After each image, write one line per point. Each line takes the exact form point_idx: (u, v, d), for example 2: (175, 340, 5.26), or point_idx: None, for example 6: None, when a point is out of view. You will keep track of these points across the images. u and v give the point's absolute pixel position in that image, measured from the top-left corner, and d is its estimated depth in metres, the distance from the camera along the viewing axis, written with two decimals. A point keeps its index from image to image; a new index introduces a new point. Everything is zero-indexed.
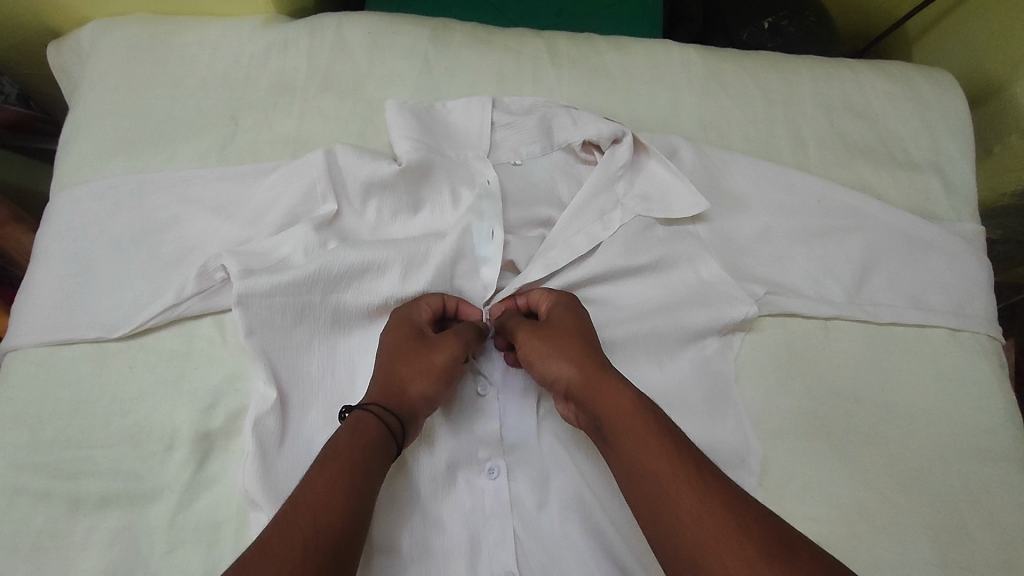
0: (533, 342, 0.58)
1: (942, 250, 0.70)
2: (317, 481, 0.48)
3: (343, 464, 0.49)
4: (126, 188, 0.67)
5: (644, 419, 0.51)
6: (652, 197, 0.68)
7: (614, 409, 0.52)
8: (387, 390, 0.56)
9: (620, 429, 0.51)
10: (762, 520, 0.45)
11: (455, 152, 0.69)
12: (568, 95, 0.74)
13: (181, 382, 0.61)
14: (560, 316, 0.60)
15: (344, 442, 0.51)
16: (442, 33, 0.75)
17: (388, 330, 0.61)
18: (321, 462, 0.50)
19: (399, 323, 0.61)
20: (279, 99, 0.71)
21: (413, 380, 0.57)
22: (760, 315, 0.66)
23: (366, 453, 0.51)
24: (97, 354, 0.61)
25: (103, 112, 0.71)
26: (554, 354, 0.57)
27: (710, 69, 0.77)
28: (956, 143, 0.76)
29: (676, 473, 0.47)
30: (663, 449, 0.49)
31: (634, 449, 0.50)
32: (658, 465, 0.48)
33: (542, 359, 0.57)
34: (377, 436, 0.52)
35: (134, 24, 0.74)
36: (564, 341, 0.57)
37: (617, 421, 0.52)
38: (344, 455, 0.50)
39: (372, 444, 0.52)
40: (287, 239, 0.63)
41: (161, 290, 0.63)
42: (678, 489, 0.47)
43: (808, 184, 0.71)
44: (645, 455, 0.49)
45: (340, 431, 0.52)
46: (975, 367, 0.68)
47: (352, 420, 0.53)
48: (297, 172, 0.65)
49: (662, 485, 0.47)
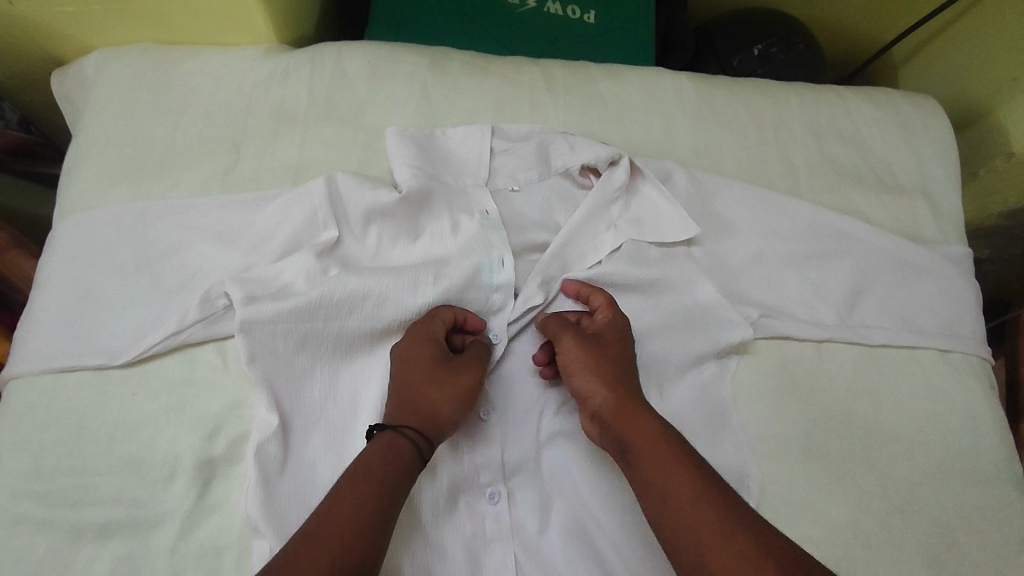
0: (576, 354, 0.60)
1: (931, 273, 0.72)
2: (347, 500, 0.50)
3: (372, 485, 0.52)
4: (130, 214, 0.68)
5: (670, 446, 0.54)
6: (645, 217, 0.71)
7: (641, 434, 0.55)
8: (416, 413, 0.57)
9: (646, 454, 0.54)
10: (777, 547, 0.48)
11: (455, 180, 0.71)
12: (564, 122, 0.76)
13: (183, 409, 0.61)
14: (606, 333, 0.62)
15: (375, 464, 0.53)
16: (440, 61, 0.77)
17: (408, 346, 0.60)
18: (353, 479, 0.52)
19: (418, 338, 0.61)
20: (281, 127, 0.72)
21: (442, 402, 0.58)
22: (755, 338, 0.68)
23: (393, 477, 0.53)
24: (98, 381, 0.62)
25: (107, 140, 0.72)
26: (598, 371, 0.59)
27: (702, 96, 0.78)
28: (942, 167, 0.78)
29: (699, 499, 0.50)
30: (688, 476, 0.52)
31: (659, 473, 0.52)
32: (682, 491, 0.51)
33: (585, 372, 0.59)
34: (408, 461, 0.54)
35: (138, 54, 0.75)
36: (605, 359, 0.60)
37: (644, 445, 0.54)
38: (374, 476, 0.52)
39: (399, 468, 0.53)
40: (289, 266, 0.64)
41: (164, 317, 0.63)
42: (700, 514, 0.50)
43: (800, 209, 0.72)
44: (671, 478, 0.52)
45: (371, 450, 0.54)
46: (965, 388, 0.69)
47: (383, 441, 0.55)
48: (299, 199, 0.67)
49: (685, 510, 0.50)
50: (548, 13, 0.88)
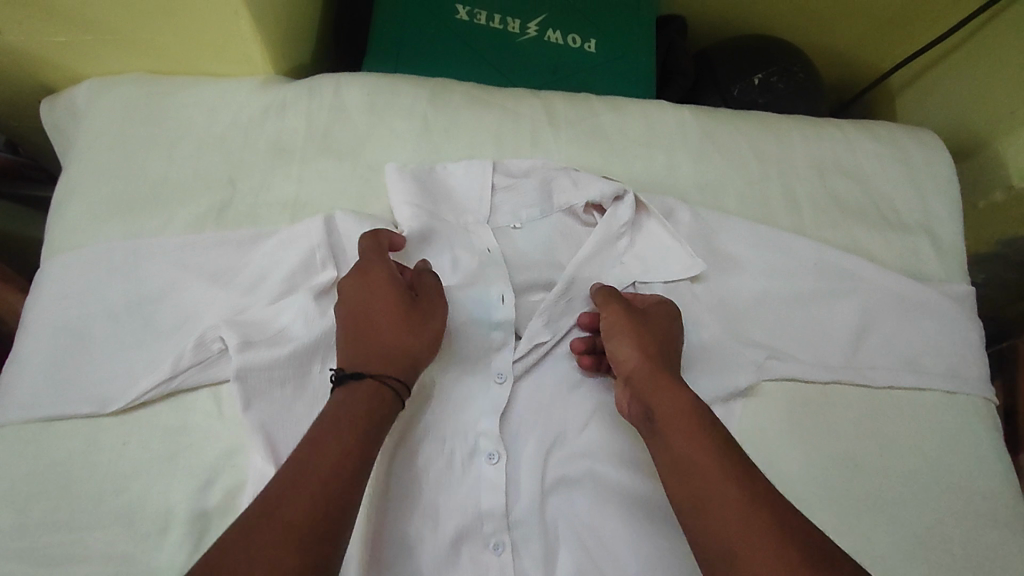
0: (619, 322, 0.61)
1: (934, 313, 0.72)
2: (330, 445, 0.50)
3: (356, 433, 0.51)
4: (121, 253, 0.66)
5: (701, 420, 0.53)
6: (648, 253, 0.70)
7: (671, 406, 0.55)
8: (392, 359, 0.56)
9: (674, 424, 0.54)
10: (802, 529, 0.47)
11: (456, 217, 0.70)
12: (566, 157, 0.75)
13: (177, 458, 0.59)
14: (655, 313, 0.63)
15: (354, 407, 0.53)
16: (440, 93, 0.76)
17: (370, 293, 0.58)
18: (331, 421, 0.51)
19: (381, 283, 0.59)
20: (277, 161, 0.71)
21: (417, 346, 0.58)
22: (760, 380, 0.67)
23: (373, 417, 0.53)
24: (88, 429, 0.60)
25: (97, 174, 0.69)
26: (637, 339, 0.60)
27: (705, 130, 0.78)
28: (943, 204, 0.78)
29: (726, 472, 0.50)
30: (716, 449, 0.51)
31: (685, 442, 0.52)
32: (707, 463, 0.50)
33: (623, 338, 0.60)
34: (391, 404, 0.55)
35: (130, 84, 0.73)
36: (648, 331, 0.61)
37: (674, 415, 0.54)
38: (359, 419, 0.52)
39: (381, 411, 0.54)
40: (286, 308, 0.62)
41: (156, 362, 0.61)
42: (725, 487, 0.49)
43: (804, 247, 0.72)
44: (698, 446, 0.52)
45: (348, 397, 0.53)
46: (967, 430, 0.70)
47: (365, 390, 0.54)
48: (295, 237, 0.65)
49: (711, 480, 0.50)
50: (548, 42, 0.87)
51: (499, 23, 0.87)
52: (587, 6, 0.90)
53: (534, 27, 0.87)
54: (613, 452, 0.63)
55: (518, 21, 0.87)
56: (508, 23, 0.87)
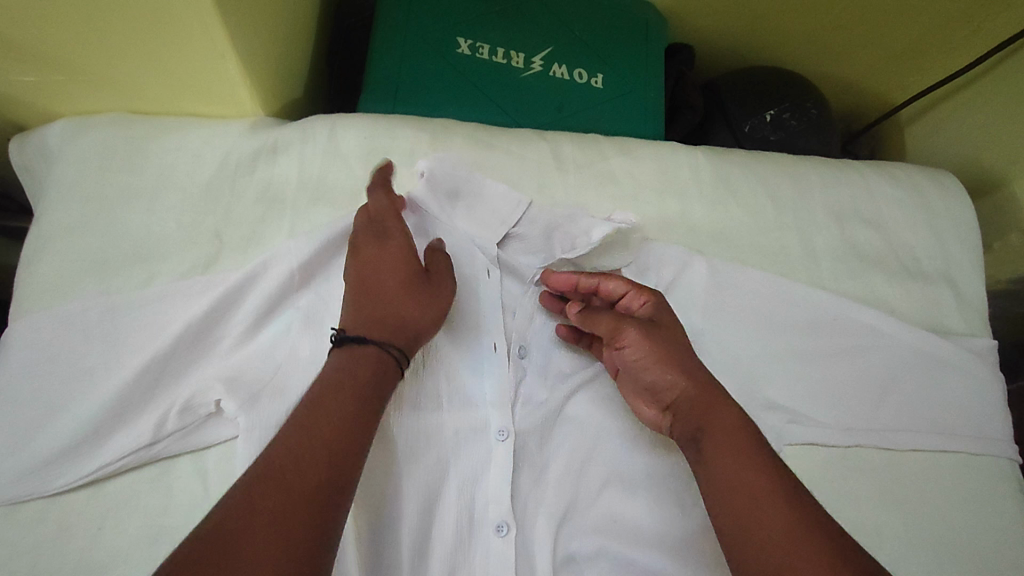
0: (639, 343, 0.57)
1: (958, 369, 0.69)
2: (337, 416, 0.49)
3: (359, 406, 0.50)
4: (94, 311, 0.60)
5: (747, 437, 0.52)
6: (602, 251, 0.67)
7: (714, 423, 0.53)
8: (393, 325, 0.55)
9: (719, 440, 0.52)
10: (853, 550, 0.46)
11: (467, 228, 0.66)
12: (575, 204, 0.71)
13: (158, 543, 0.54)
14: (670, 322, 0.60)
15: (357, 376, 0.51)
16: (441, 136, 0.72)
17: (377, 259, 0.58)
18: (334, 390, 0.50)
19: (389, 249, 0.58)
20: (268, 211, 0.66)
21: (418, 313, 0.57)
22: (781, 446, 0.64)
23: (375, 388, 0.52)
24: (62, 511, 0.55)
25: (72, 225, 0.65)
26: (666, 359, 0.57)
27: (719, 175, 0.75)
28: (965, 254, 0.77)
29: (775, 486, 0.49)
30: (764, 465, 0.50)
31: (733, 456, 0.51)
32: (756, 477, 0.49)
33: (651, 360, 0.57)
34: (389, 371, 0.53)
35: (107, 125, 0.68)
36: (675, 344, 0.58)
37: (720, 431, 0.53)
38: (357, 388, 0.51)
39: (380, 377, 0.52)
40: (278, 376, 0.58)
41: (127, 428, 0.57)
42: (777, 502, 0.48)
43: (824, 301, 0.69)
44: (744, 463, 0.50)
45: (351, 365, 0.52)
46: (993, 493, 0.67)
47: (365, 354, 0.53)
48: (285, 293, 0.61)
49: (761, 495, 0.48)
50: (553, 77, 0.83)
51: (502, 57, 0.83)
52: (594, 39, 0.86)
53: (539, 61, 0.84)
54: (627, 526, 0.60)
55: (522, 55, 0.83)
56: (512, 57, 0.83)
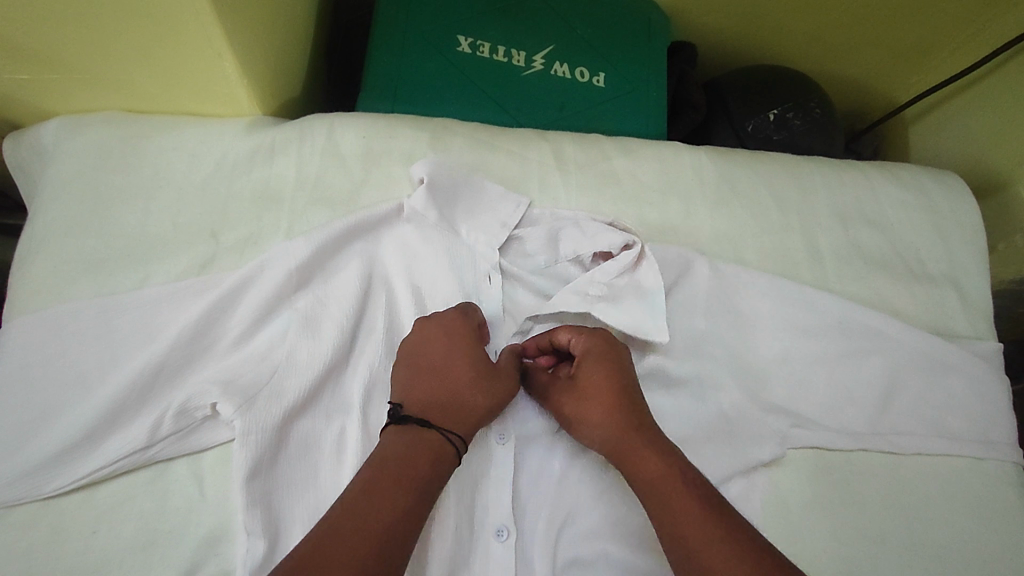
0: (561, 410, 0.57)
1: (963, 372, 0.68)
2: (390, 494, 0.48)
3: (413, 486, 0.49)
4: (89, 312, 0.60)
5: (676, 487, 0.50)
6: (625, 303, 0.63)
7: (644, 477, 0.52)
8: (454, 411, 0.54)
9: (652, 496, 0.51)
10: None
11: (469, 233, 0.65)
12: (576, 204, 0.70)
13: (153, 547, 0.54)
14: (586, 371, 0.57)
15: (415, 455, 0.51)
16: (441, 135, 0.71)
17: (446, 341, 0.57)
18: (391, 465, 0.50)
19: (460, 334, 0.58)
20: (265, 211, 0.66)
21: (482, 402, 0.55)
22: (784, 450, 0.63)
23: (430, 468, 0.51)
24: (56, 515, 0.54)
25: (66, 224, 0.64)
26: (584, 419, 0.56)
27: (721, 175, 0.74)
28: (969, 255, 0.76)
29: (714, 539, 0.47)
30: (703, 517, 0.48)
31: (670, 514, 0.49)
32: (697, 533, 0.48)
33: (575, 425, 0.57)
34: (447, 460, 0.52)
35: (102, 124, 0.67)
36: (590, 399, 0.56)
37: (653, 487, 0.51)
38: (418, 478, 0.49)
39: (438, 467, 0.51)
40: (276, 379, 0.57)
41: (122, 432, 0.56)
42: (718, 557, 0.46)
43: (829, 303, 0.68)
44: (676, 519, 0.49)
45: (410, 443, 0.51)
46: (998, 497, 0.66)
47: (425, 440, 0.52)
48: (283, 294, 0.60)
49: (701, 552, 0.47)
50: (554, 75, 0.83)
51: (503, 56, 0.82)
52: (595, 37, 0.85)
53: (540, 59, 0.83)
54: (628, 531, 0.59)
55: (523, 53, 0.82)
56: (513, 55, 0.82)
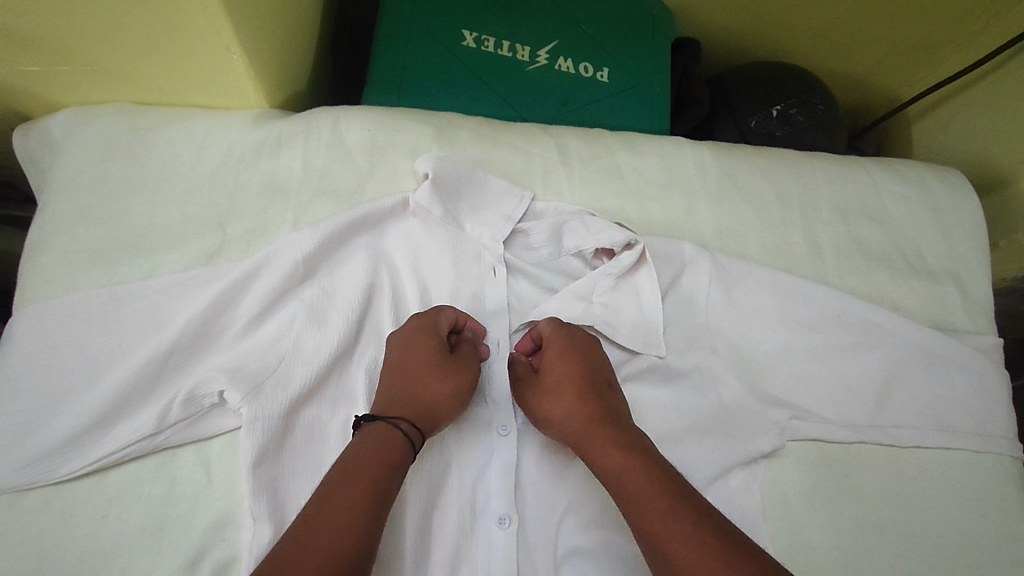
0: (529, 403, 0.57)
1: (963, 366, 0.69)
2: (343, 494, 0.47)
3: (367, 484, 0.48)
4: (98, 301, 0.60)
5: (643, 479, 0.50)
6: (624, 312, 0.65)
7: (611, 470, 0.52)
8: (412, 404, 0.54)
9: (619, 487, 0.51)
10: None
11: (473, 229, 0.66)
12: (579, 198, 0.71)
13: (161, 532, 0.55)
14: (554, 364, 0.58)
15: (367, 454, 0.50)
16: (445, 129, 0.71)
17: (406, 339, 0.57)
18: (344, 468, 0.49)
19: (419, 331, 0.57)
20: (272, 203, 0.66)
21: (441, 396, 0.55)
22: (784, 442, 0.64)
23: (384, 465, 0.50)
24: (66, 500, 0.55)
25: (76, 215, 0.65)
26: (551, 411, 0.56)
27: (724, 170, 0.75)
28: (970, 251, 0.76)
29: (675, 532, 0.47)
30: (667, 509, 0.48)
31: (633, 508, 0.49)
32: (660, 525, 0.48)
33: (543, 416, 0.56)
34: (401, 453, 0.51)
35: (112, 116, 0.68)
36: (558, 392, 0.56)
37: (619, 479, 0.51)
38: (367, 472, 0.49)
39: (389, 459, 0.50)
40: (283, 368, 0.58)
41: (131, 418, 0.57)
42: (679, 548, 0.46)
43: (829, 298, 0.68)
44: (642, 510, 0.49)
45: (362, 443, 0.51)
46: (996, 490, 0.67)
47: (376, 433, 0.52)
48: (289, 284, 0.61)
49: (664, 547, 0.47)
50: (558, 71, 0.83)
51: (508, 51, 0.82)
52: (600, 33, 0.86)
53: (544, 54, 0.83)
54: (628, 521, 0.59)
55: (527, 48, 0.83)
56: (517, 50, 0.83)
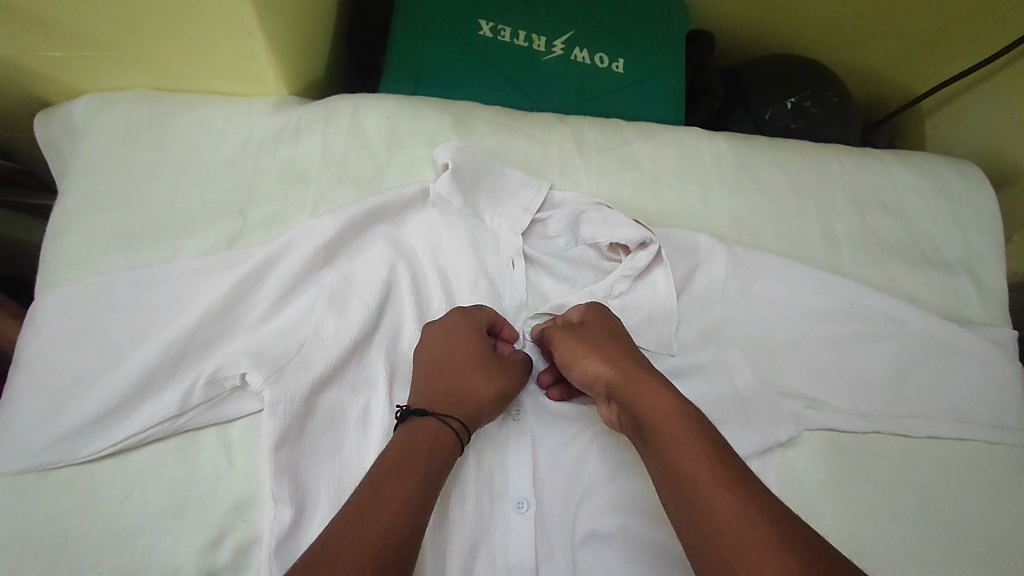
0: (567, 347, 0.56)
1: (977, 357, 0.69)
2: (396, 487, 0.48)
3: (418, 481, 0.49)
4: (122, 284, 0.61)
5: (687, 424, 0.49)
6: (638, 312, 0.65)
7: (653, 411, 0.50)
8: (457, 401, 0.55)
9: (659, 430, 0.49)
10: (811, 543, 0.42)
11: (493, 220, 0.66)
12: (597, 188, 0.71)
13: (184, 512, 0.55)
14: (595, 321, 0.58)
15: (417, 450, 0.50)
16: (463, 118, 0.72)
17: (451, 335, 0.58)
18: (395, 462, 0.49)
19: (465, 328, 0.58)
20: (291, 188, 0.67)
21: (484, 394, 0.56)
22: (800, 431, 0.64)
23: (433, 462, 0.50)
24: (90, 480, 0.56)
25: (98, 200, 0.65)
26: (592, 354, 0.55)
27: (740, 161, 0.75)
28: (986, 243, 0.76)
29: (719, 476, 0.45)
30: (710, 455, 0.47)
31: (673, 449, 0.48)
32: (701, 469, 0.46)
33: (578, 360, 0.56)
34: (449, 448, 0.52)
35: (133, 102, 0.68)
36: (600, 341, 0.56)
37: (660, 422, 0.50)
38: (417, 465, 0.50)
39: (439, 455, 0.51)
40: (305, 350, 0.58)
41: (154, 398, 0.58)
42: (721, 493, 0.44)
43: (845, 287, 0.69)
44: (684, 454, 0.47)
45: (411, 439, 0.51)
46: (1010, 480, 0.67)
47: (427, 428, 0.52)
48: (311, 268, 0.61)
49: (703, 488, 0.45)
50: (574, 61, 0.83)
51: (524, 41, 0.82)
52: (615, 24, 0.86)
53: (560, 44, 0.83)
54: (645, 506, 0.60)
55: (544, 38, 0.83)
56: (534, 40, 0.83)
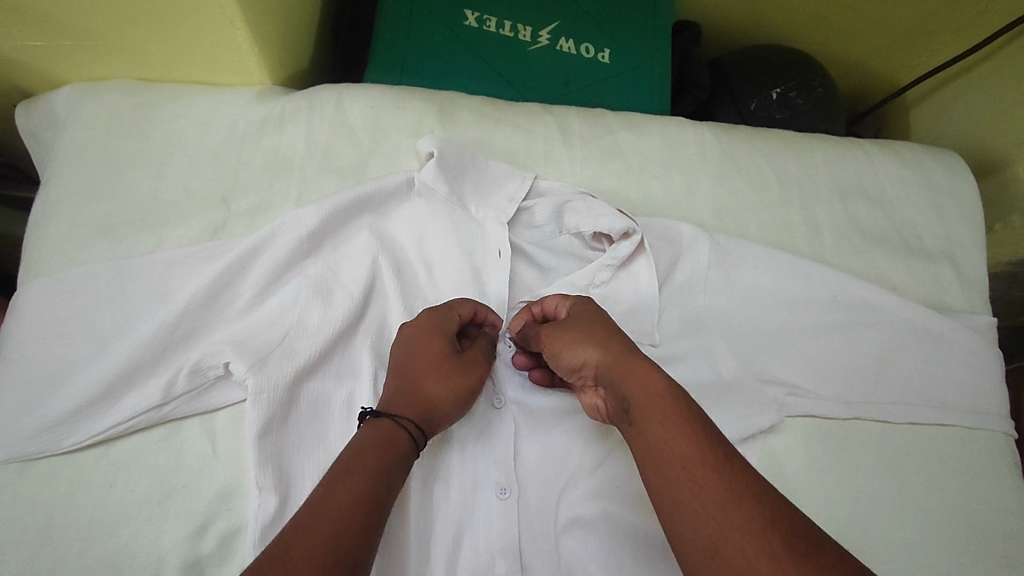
0: (556, 335, 0.57)
1: (957, 343, 0.70)
2: (348, 486, 0.47)
3: (370, 478, 0.48)
4: (106, 274, 0.61)
5: (676, 405, 0.49)
6: (619, 301, 0.66)
7: (643, 392, 0.50)
8: (415, 402, 0.54)
9: (647, 411, 0.49)
10: (794, 520, 0.43)
11: (478, 210, 0.66)
12: (580, 177, 0.72)
13: (168, 501, 0.55)
14: (583, 311, 0.59)
15: (371, 450, 0.50)
16: (448, 109, 0.72)
17: (416, 336, 0.57)
18: (348, 462, 0.49)
19: (429, 328, 0.57)
20: (275, 178, 0.67)
21: (443, 397, 0.55)
22: (782, 418, 0.65)
23: (388, 461, 0.50)
24: (74, 471, 0.56)
25: (81, 190, 0.65)
26: (581, 339, 0.55)
27: (724, 151, 0.75)
28: (966, 231, 0.77)
29: (706, 455, 0.46)
30: (698, 436, 0.47)
31: (659, 429, 0.48)
32: (689, 449, 0.46)
33: (567, 346, 0.55)
34: (404, 450, 0.51)
35: (115, 92, 0.68)
36: (588, 328, 0.56)
37: (649, 403, 0.50)
38: (370, 464, 0.49)
39: (396, 456, 0.51)
40: (290, 339, 0.58)
41: (139, 389, 0.58)
42: (707, 472, 0.45)
43: (827, 276, 0.69)
44: (672, 433, 0.47)
45: (367, 439, 0.51)
46: (988, 464, 0.69)
47: (380, 429, 0.52)
48: (296, 258, 0.61)
49: (690, 467, 0.45)
50: (560, 51, 0.83)
51: (510, 31, 0.82)
52: (601, 14, 0.86)
53: (546, 35, 0.83)
54: (629, 491, 0.60)
55: (529, 29, 0.83)
56: (519, 30, 0.83)
